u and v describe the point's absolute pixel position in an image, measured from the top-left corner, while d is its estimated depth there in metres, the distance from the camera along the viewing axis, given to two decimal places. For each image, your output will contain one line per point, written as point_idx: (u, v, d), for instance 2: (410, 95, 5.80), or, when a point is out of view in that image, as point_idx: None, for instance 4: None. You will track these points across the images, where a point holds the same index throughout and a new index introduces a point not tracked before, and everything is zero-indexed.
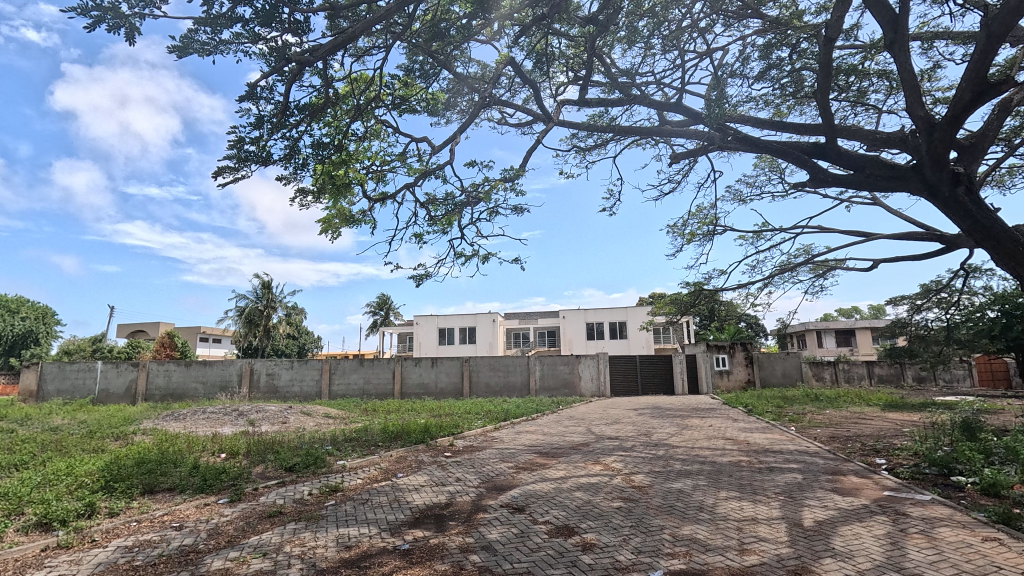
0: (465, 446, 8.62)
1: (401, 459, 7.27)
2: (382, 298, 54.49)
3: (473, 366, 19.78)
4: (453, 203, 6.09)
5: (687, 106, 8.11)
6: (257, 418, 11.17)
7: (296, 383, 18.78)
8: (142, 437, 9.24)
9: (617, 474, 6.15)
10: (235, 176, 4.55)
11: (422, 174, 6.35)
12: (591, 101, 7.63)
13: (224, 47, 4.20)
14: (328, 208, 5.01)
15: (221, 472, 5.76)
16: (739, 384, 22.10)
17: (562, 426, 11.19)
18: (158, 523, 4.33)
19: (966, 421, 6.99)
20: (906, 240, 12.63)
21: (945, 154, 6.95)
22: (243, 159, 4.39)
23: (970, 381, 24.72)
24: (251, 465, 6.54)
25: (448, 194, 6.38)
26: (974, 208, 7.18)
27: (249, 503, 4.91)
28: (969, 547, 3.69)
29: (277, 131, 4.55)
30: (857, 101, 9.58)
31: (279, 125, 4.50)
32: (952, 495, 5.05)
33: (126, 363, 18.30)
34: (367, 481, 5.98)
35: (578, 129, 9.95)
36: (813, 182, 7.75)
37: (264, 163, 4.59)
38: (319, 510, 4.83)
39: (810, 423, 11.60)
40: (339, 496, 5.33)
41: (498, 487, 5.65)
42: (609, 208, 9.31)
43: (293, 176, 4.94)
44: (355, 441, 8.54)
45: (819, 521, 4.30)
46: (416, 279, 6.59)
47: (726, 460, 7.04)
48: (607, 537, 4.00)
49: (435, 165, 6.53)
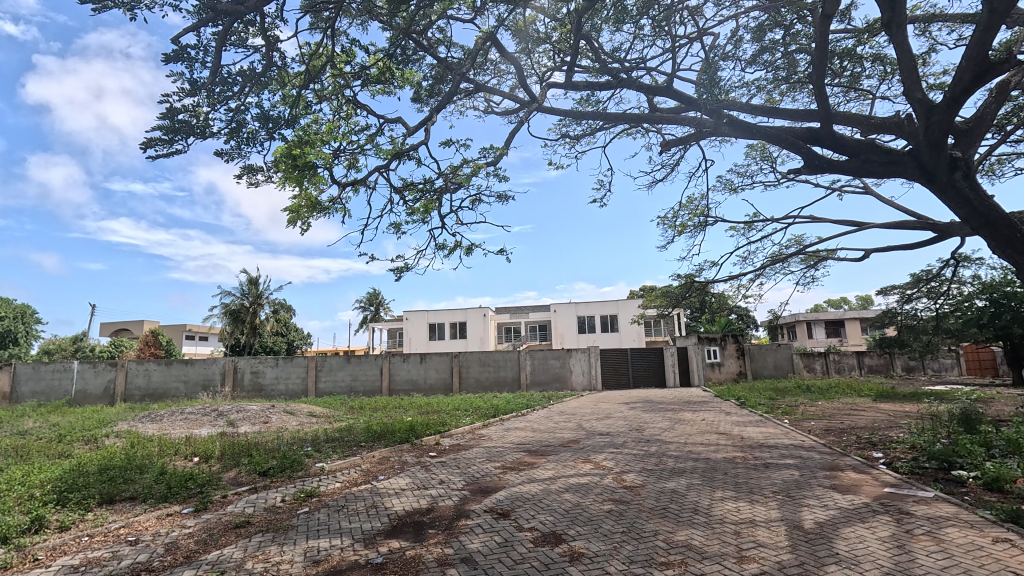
0: (452, 445, 8.35)
1: (384, 460, 6.96)
2: (371, 294, 53.95)
3: (463, 361, 19.48)
4: (433, 190, 5.76)
5: (677, 91, 7.82)
6: (237, 418, 10.81)
7: (281, 381, 18.37)
8: (114, 440, 8.86)
9: (608, 473, 5.89)
10: (168, 150, 4.05)
11: (398, 157, 5.99)
12: (578, 85, 7.33)
13: (146, 0, 3.78)
14: (295, 197, 4.61)
15: (188, 479, 5.43)
16: (730, 376, 21.94)
17: (552, 422, 10.93)
18: (112, 537, 4.01)
19: (965, 412, 6.80)
20: (898, 229, 12.49)
21: (943, 138, 6.73)
22: (174, 130, 3.91)
23: (957, 371, 24.90)
24: (223, 470, 6.20)
25: (426, 180, 6.04)
26: (972, 195, 6.97)
27: (215, 513, 4.60)
28: (980, 550, 3.47)
29: (219, 102, 4.13)
30: (850, 86, 9.36)
31: (219, 93, 4.07)
32: (954, 491, 4.85)
33: (104, 363, 17.78)
34: (345, 485, 5.66)
35: (567, 115, 9.65)
36: (808, 168, 7.51)
37: (204, 136, 4.15)
38: (290, 518, 4.52)
39: (803, 416, 11.43)
40: (314, 502, 5.02)
41: (483, 490, 5.38)
42: (601, 200, 9.09)
43: (239, 152, 4.49)
44: (337, 441, 8.23)
45: (820, 522, 4.06)
46: (395, 272, 6.25)
47: (720, 456, 6.81)
48: (597, 545, 3.73)
49: (409, 147, 6.14)
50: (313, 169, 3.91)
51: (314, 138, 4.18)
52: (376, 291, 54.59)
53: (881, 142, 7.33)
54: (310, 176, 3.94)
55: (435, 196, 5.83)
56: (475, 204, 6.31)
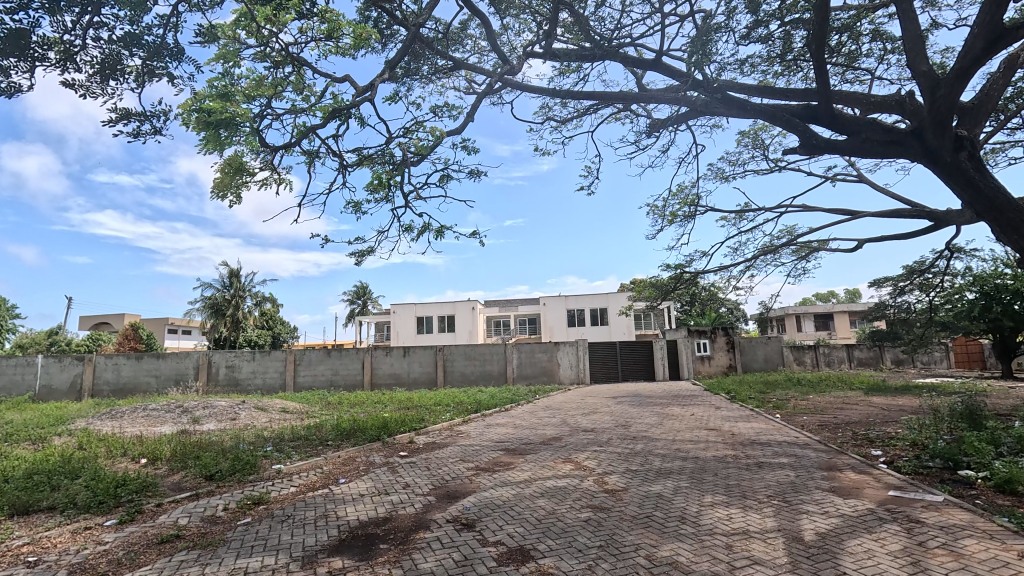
0: (426, 443, 7.84)
1: (349, 461, 6.43)
2: (359, 287, 53.09)
3: (448, 355, 18.94)
4: (394, 163, 5.19)
5: (666, 66, 7.31)
6: (202, 415, 10.21)
7: (258, 376, 17.75)
8: (63, 439, 8.26)
9: (589, 475, 5.42)
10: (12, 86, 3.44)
11: (336, 115, 5.33)
12: (559, 54, 6.82)
13: None
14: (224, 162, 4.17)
15: (121, 484, 4.87)
16: (720, 369, 21.64)
17: (536, 417, 10.46)
18: (8, 558, 3.45)
19: (969, 407, 6.40)
20: (892, 217, 12.16)
21: (949, 115, 6.29)
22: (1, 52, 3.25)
23: (946, 364, 24.84)
24: (167, 475, 5.62)
25: (385, 153, 5.47)
26: (977, 176, 6.52)
27: (140, 526, 4.05)
28: (1006, 567, 3.03)
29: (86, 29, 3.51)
30: (848, 66, 8.93)
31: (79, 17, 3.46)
32: (963, 495, 4.43)
33: (70, 357, 17.03)
34: (300, 490, 5.12)
35: (550, 94, 9.16)
36: (805, 148, 7.04)
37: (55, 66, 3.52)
38: (225, 531, 3.99)
39: (794, 410, 11.09)
40: (260, 511, 4.47)
41: (450, 495, 4.89)
42: (589, 187, 8.68)
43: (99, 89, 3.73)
44: (304, 440, 7.68)
45: (822, 534, 3.60)
46: (356, 256, 5.64)
47: (710, 455, 6.36)
48: (569, 563, 3.25)
49: (353, 107, 5.52)
50: (232, 125, 3.42)
51: (232, 90, 3.65)
52: (364, 284, 53.76)
53: (881, 120, 6.85)
54: (230, 133, 3.45)
55: (396, 169, 5.28)
56: (444, 181, 5.76)
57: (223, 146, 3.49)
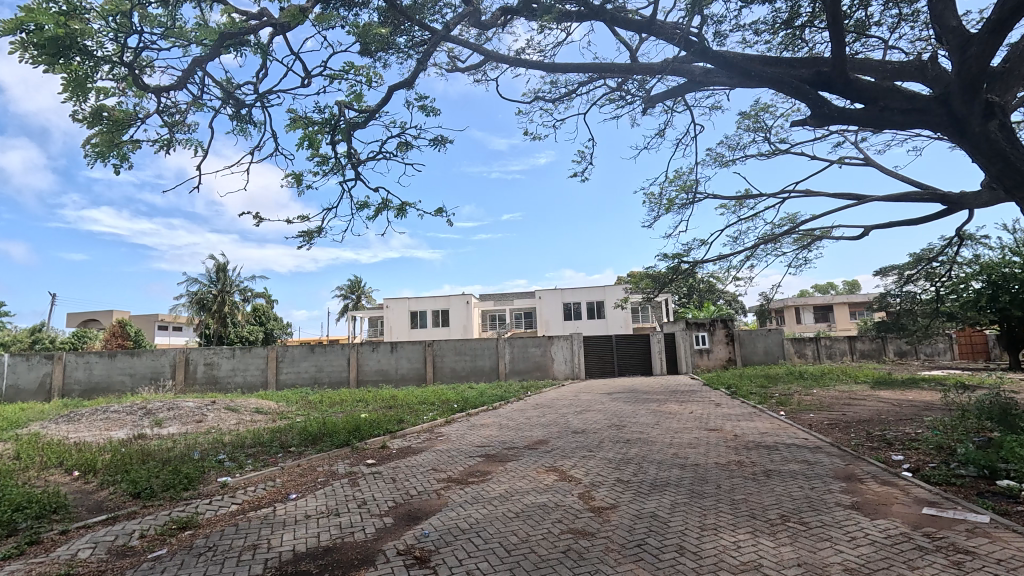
0: (401, 448, 7.17)
1: (308, 472, 5.73)
2: (352, 282, 52.20)
3: (437, 350, 18.27)
4: (332, 123, 4.37)
5: (659, 26, 6.53)
6: (165, 418, 9.50)
7: (238, 373, 17.04)
8: (3, 446, 7.56)
9: (573, 489, 4.74)
10: None
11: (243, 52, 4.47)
12: (539, 11, 6.06)
13: None
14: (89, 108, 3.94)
15: (22, 505, 4.16)
16: (720, 363, 20.96)
17: (524, 417, 9.76)
18: None
19: (1003, 405, 5.70)
20: (901, 202, 11.47)
21: (981, 76, 5.56)
22: None
23: (949, 355, 24.29)
24: (92, 492, 4.89)
25: (325, 114, 4.70)
26: (1009, 147, 5.77)
27: (26, 563, 3.35)
28: None
29: None
30: (859, 33, 8.19)
31: None
32: (1013, 513, 3.74)
33: (37, 356, 16.31)
34: (238, 510, 4.43)
35: (537, 67, 8.40)
36: (814, 119, 6.35)
37: None
38: (126, 569, 3.29)
39: (799, 406, 10.45)
40: (179, 539, 3.76)
41: (410, 516, 4.20)
42: (582, 174, 7.52)
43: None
44: (264, 446, 6.96)
45: (853, 571, 2.92)
46: (302, 239, 4.89)
47: (710, 462, 5.67)
48: None
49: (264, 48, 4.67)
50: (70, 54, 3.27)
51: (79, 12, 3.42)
52: (357, 279, 52.91)
53: (902, 86, 6.12)
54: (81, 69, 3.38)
55: (341, 133, 4.53)
56: (405, 151, 5.02)
57: (84, 88, 3.40)
